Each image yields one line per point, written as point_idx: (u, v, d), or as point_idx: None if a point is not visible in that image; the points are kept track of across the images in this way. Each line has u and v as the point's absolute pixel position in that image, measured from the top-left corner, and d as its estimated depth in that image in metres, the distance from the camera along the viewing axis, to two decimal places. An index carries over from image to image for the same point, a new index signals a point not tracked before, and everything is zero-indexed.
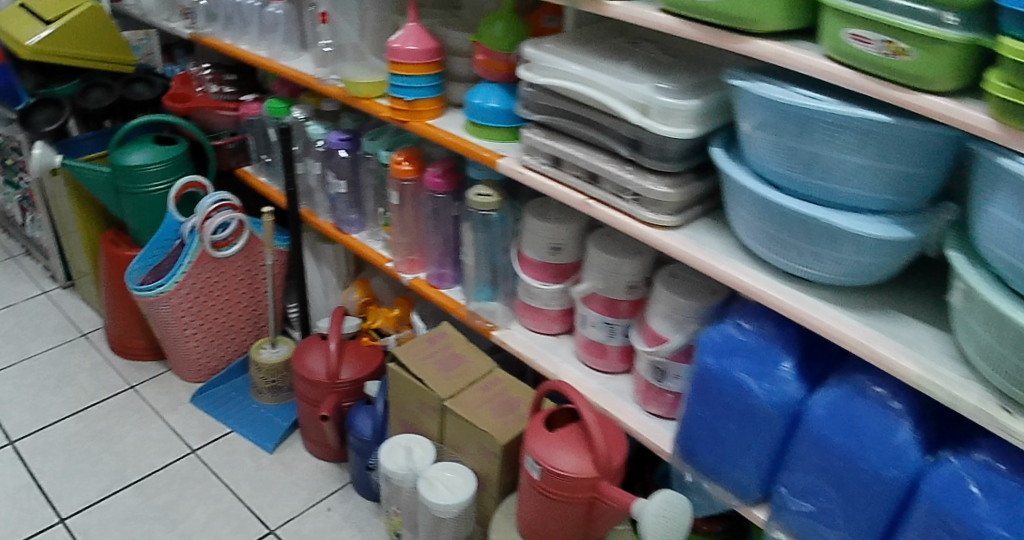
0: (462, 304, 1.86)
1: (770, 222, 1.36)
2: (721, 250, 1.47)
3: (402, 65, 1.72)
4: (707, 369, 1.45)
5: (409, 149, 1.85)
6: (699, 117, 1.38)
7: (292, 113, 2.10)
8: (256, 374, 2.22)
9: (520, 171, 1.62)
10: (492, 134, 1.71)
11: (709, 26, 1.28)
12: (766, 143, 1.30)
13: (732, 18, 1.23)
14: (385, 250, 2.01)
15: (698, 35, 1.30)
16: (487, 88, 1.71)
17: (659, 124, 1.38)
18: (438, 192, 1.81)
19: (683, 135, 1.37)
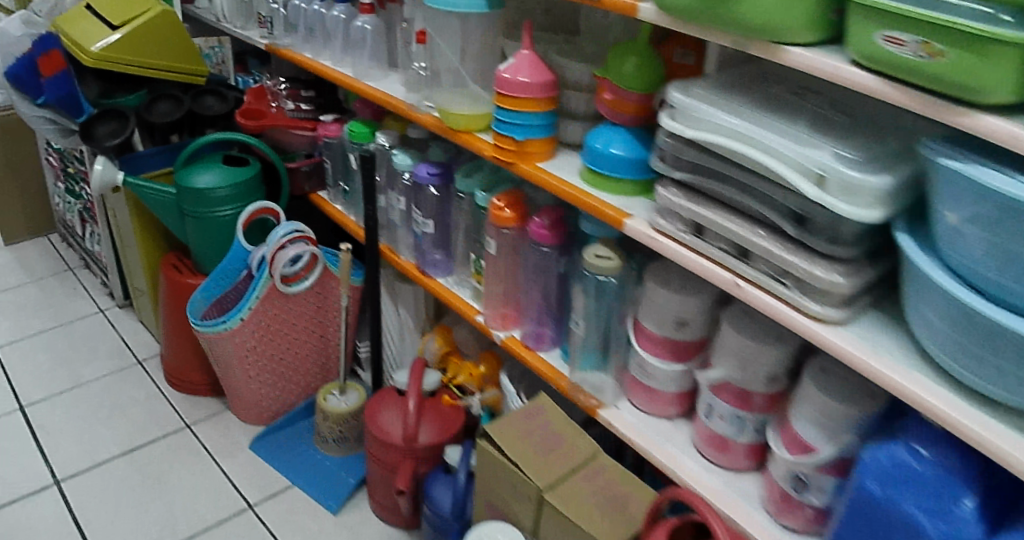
0: (563, 374, 1.63)
1: (964, 333, 0.98)
2: (898, 357, 1.14)
3: (509, 100, 1.44)
4: (867, 497, 1.09)
5: (509, 192, 1.59)
6: (892, 198, 1.09)
7: (376, 140, 1.89)
8: (323, 422, 2.03)
9: (651, 236, 1.36)
10: (614, 185, 1.44)
11: (920, 90, 0.96)
12: (969, 238, 0.93)
13: (952, 85, 0.90)
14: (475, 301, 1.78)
15: (903, 99, 0.98)
16: (610, 131, 1.43)
17: (839, 201, 1.10)
18: (544, 246, 1.53)
19: (870, 219, 1.08)
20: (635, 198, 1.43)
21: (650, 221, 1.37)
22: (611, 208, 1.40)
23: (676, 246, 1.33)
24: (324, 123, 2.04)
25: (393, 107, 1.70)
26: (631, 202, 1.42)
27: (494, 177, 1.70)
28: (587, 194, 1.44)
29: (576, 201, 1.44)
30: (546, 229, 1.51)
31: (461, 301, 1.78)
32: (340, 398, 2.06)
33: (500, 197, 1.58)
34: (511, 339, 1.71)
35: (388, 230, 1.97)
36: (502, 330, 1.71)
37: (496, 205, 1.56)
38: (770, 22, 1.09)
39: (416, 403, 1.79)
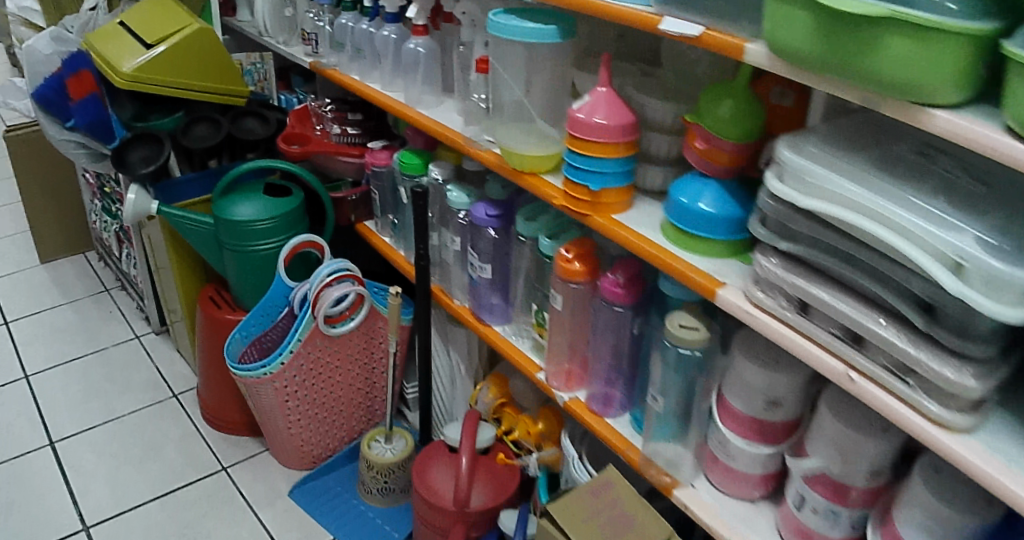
0: (633, 446, 1.44)
1: None
2: None
3: (585, 143, 1.26)
4: None
5: (579, 242, 1.39)
6: None
7: (429, 173, 1.75)
8: (366, 471, 1.92)
9: (748, 311, 1.16)
10: (703, 245, 1.24)
11: None
12: None
13: None
14: (537, 356, 1.61)
15: None
16: (701, 184, 1.22)
17: (982, 297, 0.89)
18: (617, 306, 1.32)
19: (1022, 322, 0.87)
20: (726, 262, 1.23)
21: (747, 292, 1.18)
22: (699, 273, 1.20)
23: (777, 326, 1.13)
24: (372, 150, 1.92)
25: (447, 141, 1.52)
26: (722, 267, 1.22)
27: (561, 221, 1.51)
28: (671, 253, 1.24)
29: (657, 261, 1.24)
30: (621, 286, 1.31)
31: (521, 355, 1.61)
32: (386, 445, 1.96)
33: (569, 247, 1.39)
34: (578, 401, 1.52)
35: (441, 267, 1.84)
36: (564, 391, 1.53)
37: (563, 257, 1.37)
38: (911, 79, 0.86)
39: (468, 463, 1.65)
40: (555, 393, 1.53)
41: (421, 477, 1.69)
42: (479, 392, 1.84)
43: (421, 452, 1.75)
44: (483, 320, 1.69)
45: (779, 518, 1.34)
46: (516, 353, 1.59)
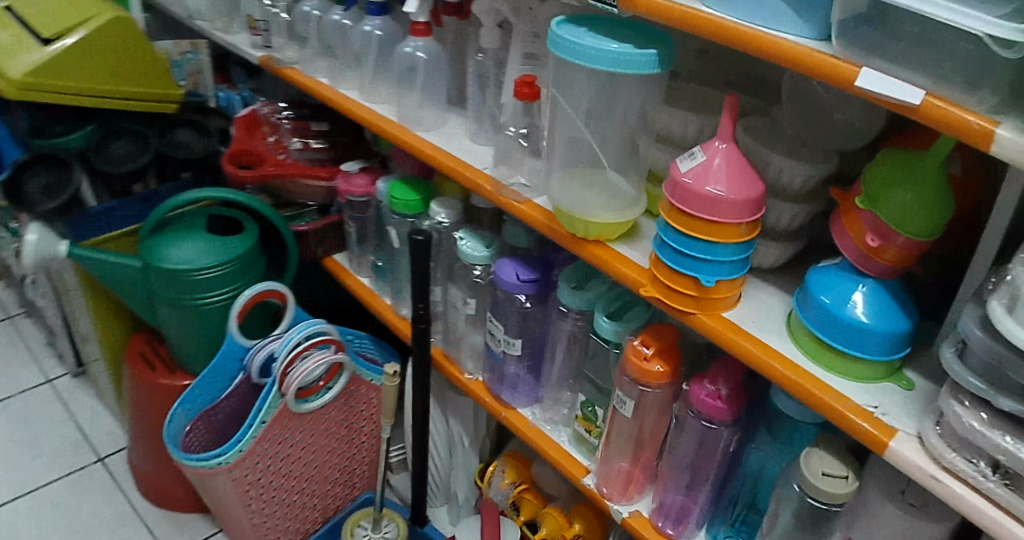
0: None
1: None
2: None
3: (692, 223, 0.76)
4: None
5: (658, 332, 0.95)
6: None
7: (431, 213, 1.38)
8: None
9: (924, 470, 0.65)
10: (860, 368, 0.73)
11: None
12: None
13: None
14: (577, 451, 1.23)
15: None
16: (856, 280, 0.73)
17: None
18: (716, 426, 0.87)
19: None
20: (885, 385, 0.73)
21: (923, 436, 0.68)
22: (857, 412, 0.70)
23: (977, 503, 0.62)
24: (347, 174, 1.55)
25: (468, 184, 1.12)
26: (888, 400, 0.71)
27: (618, 289, 1.09)
28: (801, 371, 0.74)
29: (795, 389, 0.73)
30: (725, 401, 0.86)
31: (561, 453, 1.23)
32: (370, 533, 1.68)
33: (648, 342, 0.93)
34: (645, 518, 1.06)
35: (444, 323, 1.50)
36: (621, 500, 1.08)
37: (639, 353, 0.93)
38: None
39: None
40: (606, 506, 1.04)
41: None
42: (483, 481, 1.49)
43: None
44: (501, 400, 1.33)
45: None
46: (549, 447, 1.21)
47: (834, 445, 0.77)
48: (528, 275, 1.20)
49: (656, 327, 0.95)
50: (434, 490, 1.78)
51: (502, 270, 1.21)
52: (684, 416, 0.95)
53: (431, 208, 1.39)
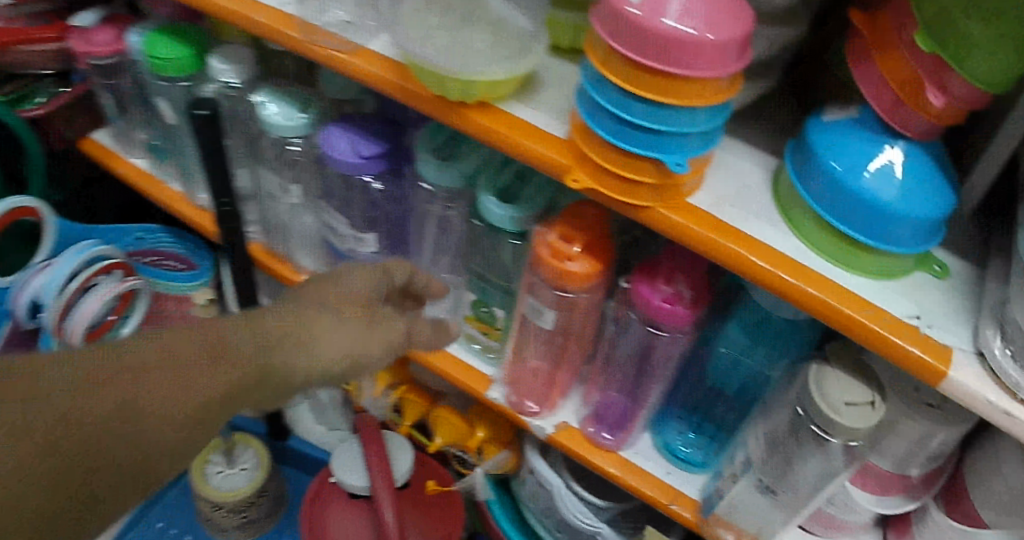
0: (693, 506, 0.75)
1: None
2: None
3: (659, 84, 0.50)
4: None
5: (571, 225, 0.67)
6: None
7: (211, 69, 0.96)
8: (212, 508, 1.19)
9: (993, 405, 0.49)
10: (887, 263, 0.55)
11: None
12: None
13: None
14: (462, 349, 0.87)
15: None
16: (879, 141, 0.53)
17: None
18: (665, 332, 0.66)
19: None
20: (921, 279, 0.57)
21: (983, 354, 0.51)
22: (899, 332, 0.52)
23: None
24: (82, 31, 1.03)
25: (265, 32, 0.73)
26: (927, 304, 0.55)
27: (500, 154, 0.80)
28: (816, 279, 0.54)
29: (808, 305, 0.54)
30: (689, 305, 0.63)
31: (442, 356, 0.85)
32: (227, 470, 1.20)
33: (574, 237, 0.66)
34: (576, 430, 0.80)
35: (259, 210, 1.15)
36: (539, 413, 0.81)
37: (559, 254, 0.65)
38: None
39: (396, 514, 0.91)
40: (526, 425, 0.81)
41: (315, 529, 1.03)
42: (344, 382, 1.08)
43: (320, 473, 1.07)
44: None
45: None
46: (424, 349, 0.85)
47: (851, 359, 0.59)
48: (369, 145, 0.87)
49: (575, 210, 0.68)
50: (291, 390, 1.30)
51: (332, 140, 0.87)
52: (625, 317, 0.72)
53: (211, 67, 0.96)
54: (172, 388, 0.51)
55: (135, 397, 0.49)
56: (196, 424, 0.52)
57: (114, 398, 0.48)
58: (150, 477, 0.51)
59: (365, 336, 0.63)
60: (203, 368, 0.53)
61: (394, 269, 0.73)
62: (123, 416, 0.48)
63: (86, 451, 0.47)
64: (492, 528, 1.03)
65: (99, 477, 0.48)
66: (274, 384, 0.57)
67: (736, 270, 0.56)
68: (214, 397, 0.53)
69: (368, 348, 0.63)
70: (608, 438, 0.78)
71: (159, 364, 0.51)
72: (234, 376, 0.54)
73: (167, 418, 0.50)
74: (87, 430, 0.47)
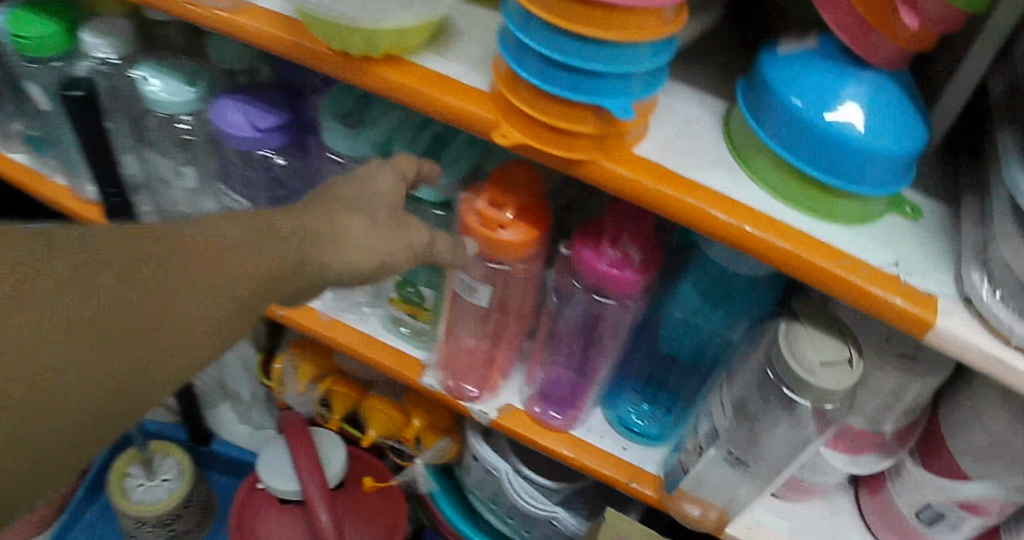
0: (653, 482, 0.70)
1: None
2: None
3: (597, 17, 0.43)
4: None
5: (500, 188, 0.59)
6: None
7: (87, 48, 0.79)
8: (135, 526, 0.96)
9: (985, 353, 0.47)
10: (854, 208, 0.50)
11: None
12: None
13: None
14: (389, 335, 0.76)
15: None
16: (844, 74, 0.48)
17: None
18: (609, 300, 0.59)
19: None
20: (892, 223, 0.53)
21: (969, 299, 0.49)
22: (878, 282, 0.48)
23: None
24: None
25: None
26: (901, 250, 0.51)
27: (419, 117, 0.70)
28: (784, 232, 0.48)
29: (776, 258, 0.48)
30: (640, 270, 0.56)
31: (368, 346, 0.74)
32: (147, 483, 0.97)
33: (508, 201, 0.58)
34: (521, 412, 0.72)
35: None
36: (479, 398, 0.72)
37: (490, 222, 0.58)
38: None
39: (332, 516, 0.79)
40: (466, 411, 0.72)
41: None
42: (261, 378, 0.95)
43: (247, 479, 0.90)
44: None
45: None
46: (345, 335, 0.75)
47: (818, 315, 0.54)
48: (264, 117, 0.75)
49: (503, 170, 0.60)
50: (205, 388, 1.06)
51: (220, 114, 0.74)
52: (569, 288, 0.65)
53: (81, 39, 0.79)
54: (175, 291, 0.42)
55: (122, 300, 0.40)
56: (196, 330, 0.43)
57: (100, 303, 0.40)
58: (143, 391, 0.42)
59: (385, 247, 0.50)
60: (240, 247, 0.45)
61: (406, 167, 0.56)
62: (105, 320, 0.40)
63: (63, 361, 0.38)
64: (441, 522, 0.93)
65: (86, 398, 0.39)
66: (300, 287, 0.47)
67: (693, 226, 0.49)
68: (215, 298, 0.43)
69: (391, 257, 0.50)
70: (557, 417, 0.71)
71: (149, 265, 0.42)
72: (243, 277, 0.44)
73: (154, 328, 0.41)
74: (70, 343, 0.39)
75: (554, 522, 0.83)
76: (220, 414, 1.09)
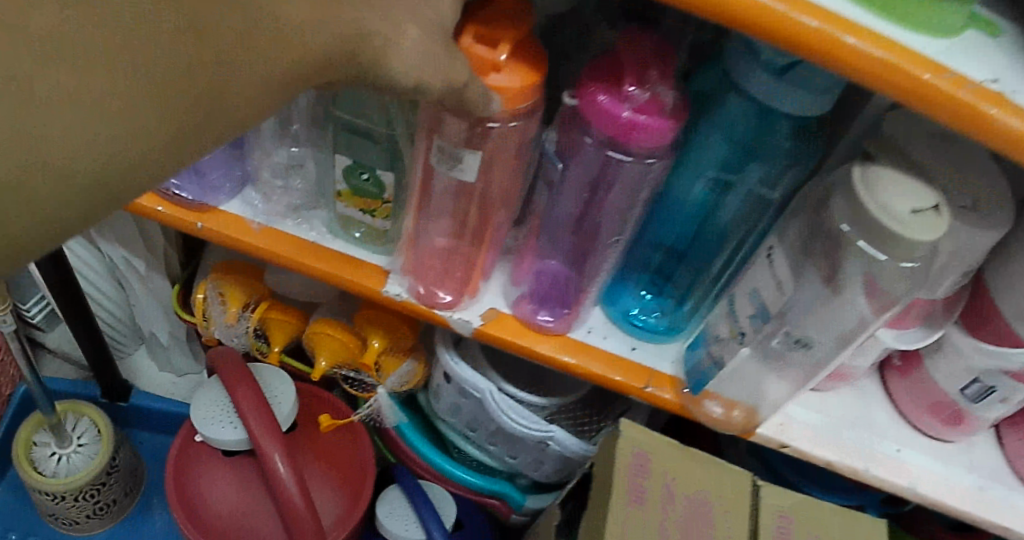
0: (675, 384, 0.60)
1: None
2: None
3: None
4: None
5: (487, 25, 0.42)
6: None
7: None
8: (52, 503, 0.80)
9: None
10: (945, 14, 0.41)
11: None
12: None
13: None
14: (335, 240, 0.61)
15: None
16: None
17: None
18: (627, 158, 0.47)
19: None
20: (976, 41, 0.43)
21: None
22: (990, 100, 0.38)
23: None
24: None
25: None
26: (995, 65, 0.42)
27: None
28: (880, 41, 0.38)
29: (865, 75, 0.38)
30: (671, 115, 0.44)
31: (310, 254, 0.60)
32: (61, 452, 0.80)
33: (506, 39, 0.42)
34: (508, 317, 0.59)
35: None
36: (456, 304, 0.59)
37: (478, 66, 0.42)
38: None
39: (293, 465, 0.67)
40: (443, 321, 0.59)
41: (186, 499, 0.71)
42: (178, 313, 0.79)
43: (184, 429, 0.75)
44: (173, 196, 0.60)
45: (951, 422, 0.66)
46: (281, 246, 0.60)
47: (897, 154, 0.45)
48: None
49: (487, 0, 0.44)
50: (113, 334, 0.90)
51: None
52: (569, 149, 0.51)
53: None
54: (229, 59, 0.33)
55: (124, 89, 0.31)
56: (210, 122, 0.35)
57: (95, 93, 0.30)
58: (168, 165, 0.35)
59: (427, 58, 0.38)
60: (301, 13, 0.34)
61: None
62: (108, 111, 0.31)
63: (52, 162, 0.30)
64: (409, 458, 0.79)
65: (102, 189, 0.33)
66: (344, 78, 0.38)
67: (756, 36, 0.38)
68: (230, 89, 0.35)
69: (433, 74, 0.38)
70: (550, 320, 0.58)
71: (162, 33, 0.31)
72: (271, 58, 0.35)
73: (155, 123, 0.33)
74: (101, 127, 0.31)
75: (547, 444, 0.70)
76: (137, 365, 0.94)
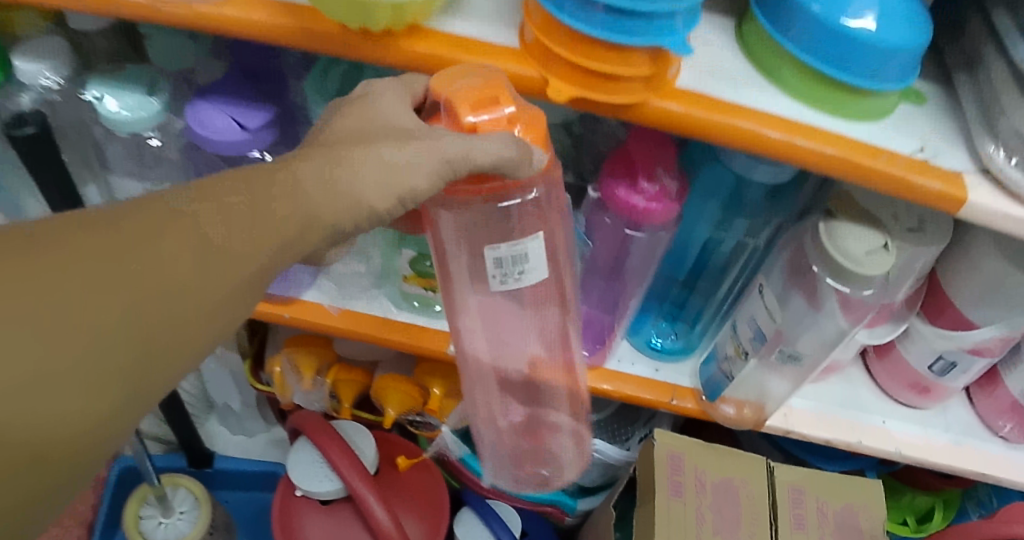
0: (694, 396, 0.72)
1: None
2: None
3: None
4: None
5: (463, 91, 0.43)
6: None
7: (90, 95, 0.64)
8: None
9: (1005, 214, 0.53)
10: (879, 104, 0.54)
11: None
12: None
13: None
14: (401, 312, 0.73)
15: None
16: None
17: None
18: (640, 231, 0.60)
19: None
20: (902, 114, 0.57)
21: (987, 169, 0.55)
22: (916, 169, 0.52)
23: None
24: None
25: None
26: (915, 134, 0.56)
27: None
28: (831, 138, 0.51)
29: (827, 166, 0.52)
30: (672, 199, 0.57)
31: (381, 326, 0.72)
32: (166, 520, 0.92)
33: (504, 96, 0.43)
34: None
35: None
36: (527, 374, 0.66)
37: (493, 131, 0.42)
38: None
39: (383, 504, 0.79)
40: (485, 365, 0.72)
41: None
42: (252, 383, 0.91)
43: (281, 487, 0.87)
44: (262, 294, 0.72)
45: (923, 392, 0.80)
46: (358, 323, 0.72)
47: (850, 205, 0.58)
48: (253, 112, 0.62)
49: (442, 72, 0.45)
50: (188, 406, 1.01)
51: (199, 122, 0.61)
52: (594, 226, 0.64)
53: (13, 67, 0.64)
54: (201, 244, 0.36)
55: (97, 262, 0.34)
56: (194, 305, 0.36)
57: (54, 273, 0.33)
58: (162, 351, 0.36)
59: (397, 162, 0.40)
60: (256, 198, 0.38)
61: None
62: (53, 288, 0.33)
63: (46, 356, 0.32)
64: (474, 482, 0.92)
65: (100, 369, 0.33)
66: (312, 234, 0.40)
67: (744, 146, 0.50)
68: (193, 274, 0.36)
69: (411, 176, 0.40)
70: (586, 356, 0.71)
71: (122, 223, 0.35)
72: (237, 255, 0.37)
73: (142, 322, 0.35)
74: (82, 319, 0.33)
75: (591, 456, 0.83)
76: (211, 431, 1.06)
